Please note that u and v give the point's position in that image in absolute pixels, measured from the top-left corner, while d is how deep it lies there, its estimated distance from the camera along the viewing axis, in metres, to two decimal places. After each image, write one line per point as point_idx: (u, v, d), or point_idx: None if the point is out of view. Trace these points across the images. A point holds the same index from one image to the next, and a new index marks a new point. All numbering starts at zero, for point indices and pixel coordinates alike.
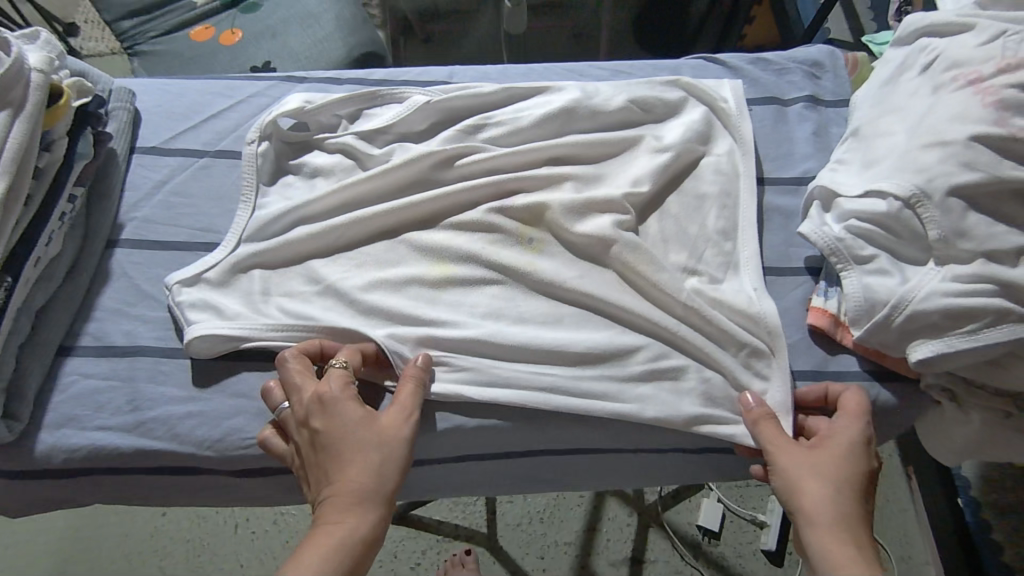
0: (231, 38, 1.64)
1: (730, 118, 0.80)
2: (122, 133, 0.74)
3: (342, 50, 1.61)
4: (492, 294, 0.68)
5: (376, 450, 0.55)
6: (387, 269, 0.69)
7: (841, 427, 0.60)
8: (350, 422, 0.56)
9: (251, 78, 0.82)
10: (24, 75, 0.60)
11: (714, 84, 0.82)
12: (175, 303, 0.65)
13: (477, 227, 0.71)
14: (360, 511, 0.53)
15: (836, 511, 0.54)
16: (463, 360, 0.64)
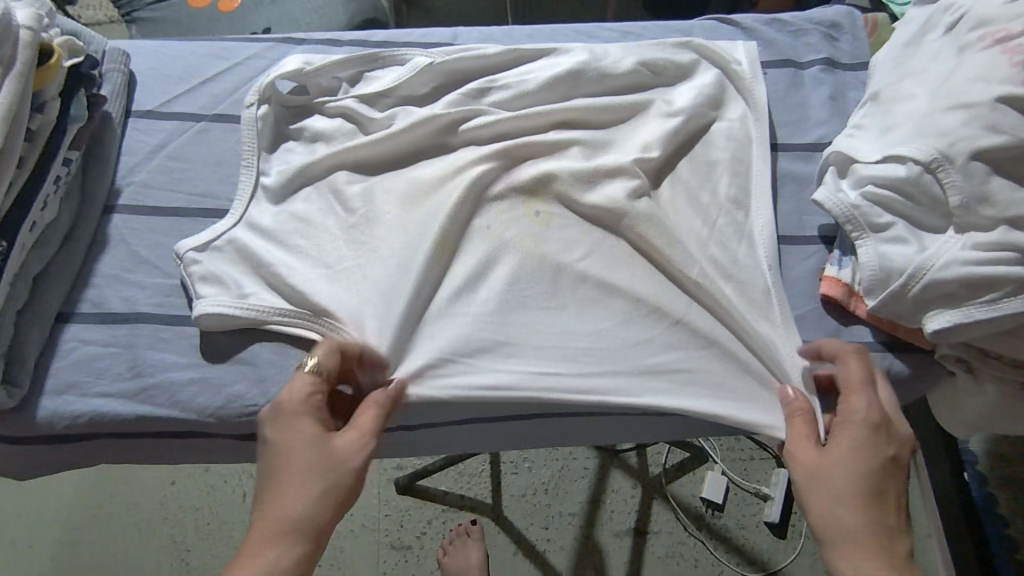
0: (230, 5, 1.60)
1: (745, 82, 0.77)
2: (116, 95, 0.72)
3: (344, 17, 1.57)
4: (497, 267, 0.66)
5: (315, 475, 0.53)
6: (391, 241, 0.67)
7: (854, 402, 0.57)
8: (299, 436, 0.54)
9: (248, 40, 0.80)
10: (13, 33, 0.58)
11: (728, 47, 0.79)
12: (186, 273, 0.64)
13: (475, 197, 0.69)
14: (282, 540, 0.52)
15: (837, 528, 0.53)
16: (464, 333, 0.63)
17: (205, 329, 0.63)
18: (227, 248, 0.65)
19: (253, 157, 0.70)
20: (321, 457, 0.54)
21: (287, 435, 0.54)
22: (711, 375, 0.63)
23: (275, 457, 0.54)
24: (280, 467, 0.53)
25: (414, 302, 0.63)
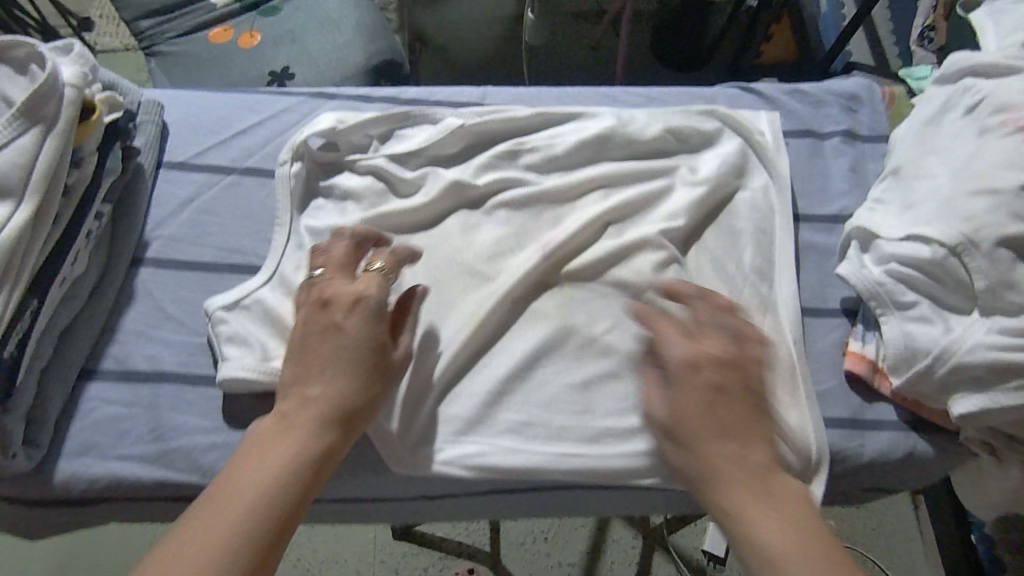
0: (250, 42, 1.62)
1: (768, 153, 0.78)
2: (149, 147, 0.73)
3: (362, 58, 1.59)
4: (523, 338, 0.67)
5: (360, 373, 0.55)
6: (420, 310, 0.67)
7: (672, 335, 0.57)
8: (356, 337, 0.56)
9: (280, 93, 0.81)
10: (57, 91, 0.58)
11: (751, 118, 0.81)
12: (214, 331, 0.63)
13: (503, 267, 0.69)
14: (325, 431, 0.53)
15: (725, 460, 0.52)
16: (492, 403, 0.63)
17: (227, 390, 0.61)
18: (255, 307, 0.65)
19: (286, 214, 0.71)
20: (372, 359, 0.56)
21: (342, 343, 0.55)
22: None
23: (321, 355, 0.55)
24: (312, 377, 0.55)
25: (441, 370, 0.64)
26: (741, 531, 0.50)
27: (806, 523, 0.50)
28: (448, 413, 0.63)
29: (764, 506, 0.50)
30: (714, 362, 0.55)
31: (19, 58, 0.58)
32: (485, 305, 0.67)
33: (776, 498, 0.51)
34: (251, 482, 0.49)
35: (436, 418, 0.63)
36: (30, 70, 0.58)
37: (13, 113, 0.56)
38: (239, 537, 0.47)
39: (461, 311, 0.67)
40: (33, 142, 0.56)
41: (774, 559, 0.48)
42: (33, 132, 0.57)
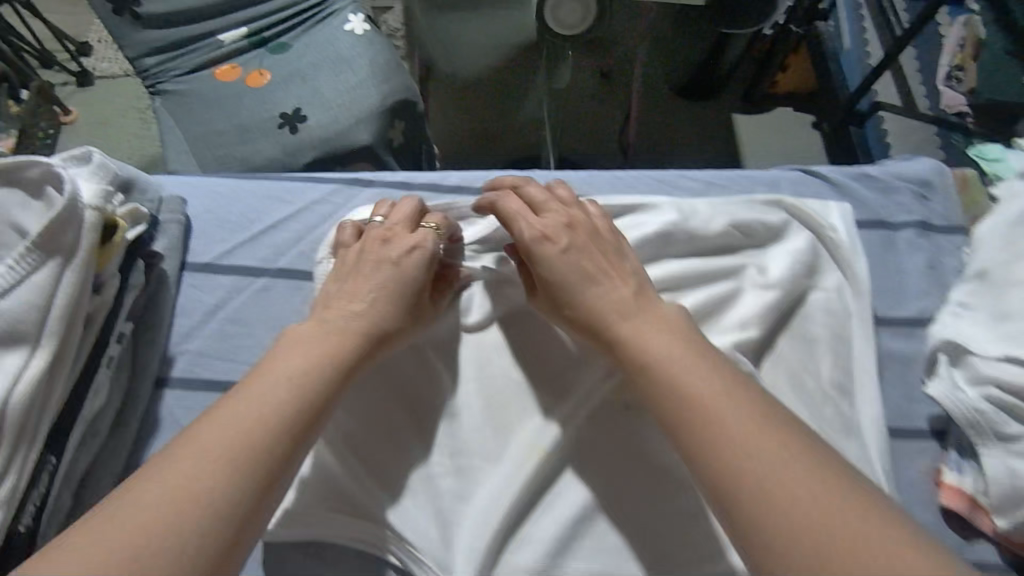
0: (259, 81, 1.54)
1: (844, 251, 0.73)
2: (173, 249, 0.66)
3: (375, 99, 1.46)
4: (588, 473, 0.62)
5: (385, 299, 0.61)
6: (474, 439, 0.63)
7: (552, 216, 0.65)
8: (403, 273, 0.62)
9: (311, 180, 0.74)
10: (77, 216, 0.52)
11: (821, 210, 0.75)
12: None
13: (559, 391, 0.65)
14: (321, 351, 0.56)
15: (619, 310, 0.59)
16: (557, 548, 0.59)
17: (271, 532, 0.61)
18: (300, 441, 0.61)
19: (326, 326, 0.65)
20: (400, 291, 0.62)
21: (382, 279, 0.62)
22: None
23: (351, 285, 0.62)
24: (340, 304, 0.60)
25: (502, 514, 0.59)
26: (697, 420, 0.51)
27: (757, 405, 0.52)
28: (510, 562, 0.58)
29: (710, 392, 0.52)
30: (574, 232, 0.64)
31: (33, 179, 0.52)
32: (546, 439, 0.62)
33: (716, 383, 0.53)
34: (257, 396, 0.51)
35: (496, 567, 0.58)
36: (46, 194, 0.52)
37: (27, 246, 0.49)
38: (258, 438, 0.49)
39: (519, 440, 0.63)
40: (51, 277, 0.50)
41: (711, 424, 0.50)
42: (50, 266, 0.50)
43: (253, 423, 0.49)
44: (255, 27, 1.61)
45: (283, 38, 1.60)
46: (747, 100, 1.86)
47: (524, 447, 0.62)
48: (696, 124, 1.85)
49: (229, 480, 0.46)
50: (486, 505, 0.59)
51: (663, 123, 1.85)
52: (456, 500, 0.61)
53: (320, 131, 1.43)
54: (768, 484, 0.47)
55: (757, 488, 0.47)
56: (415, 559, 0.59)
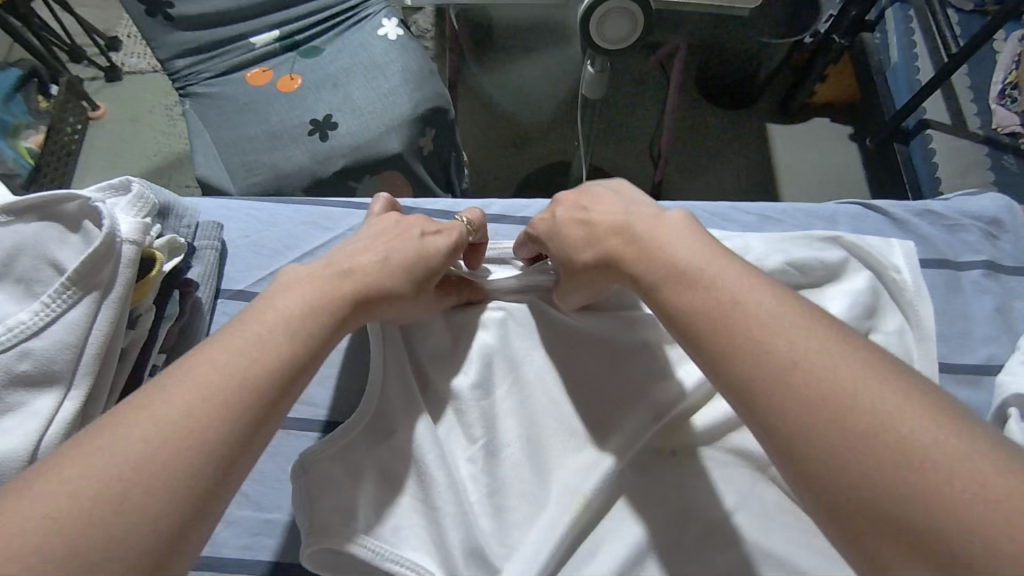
0: (290, 86, 1.52)
1: (908, 295, 0.68)
2: (207, 277, 0.64)
3: (407, 106, 1.43)
4: (633, 522, 0.58)
5: (400, 250, 0.58)
6: (518, 475, 0.60)
7: (598, 202, 0.61)
8: (414, 239, 0.60)
9: (349, 207, 0.72)
10: (115, 251, 0.51)
11: (882, 247, 0.71)
12: (297, 494, 0.56)
13: (603, 431, 0.62)
14: (320, 299, 0.51)
15: (680, 256, 0.50)
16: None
17: (309, 560, 0.56)
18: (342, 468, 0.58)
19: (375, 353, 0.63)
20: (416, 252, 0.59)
21: (396, 240, 0.60)
22: None
23: (366, 246, 0.59)
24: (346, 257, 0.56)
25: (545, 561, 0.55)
26: (784, 378, 0.41)
27: (806, 314, 0.44)
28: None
29: (745, 304, 0.45)
30: (620, 211, 0.58)
31: (72, 213, 0.54)
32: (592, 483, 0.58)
33: (753, 297, 0.45)
34: (252, 328, 0.46)
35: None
36: (88, 229, 0.52)
37: (65, 282, 0.49)
38: (251, 378, 0.44)
39: (562, 484, 0.59)
40: (86, 314, 0.49)
41: (803, 372, 0.40)
42: (86, 302, 0.50)
43: (245, 357, 0.44)
44: (287, 31, 1.60)
45: (315, 42, 1.59)
46: (783, 110, 1.80)
47: (573, 485, 0.59)
48: (730, 133, 1.79)
49: (228, 416, 0.42)
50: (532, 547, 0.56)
51: (694, 131, 1.79)
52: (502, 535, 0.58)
53: (349, 139, 1.41)
54: (826, 391, 0.39)
55: (812, 400, 0.39)
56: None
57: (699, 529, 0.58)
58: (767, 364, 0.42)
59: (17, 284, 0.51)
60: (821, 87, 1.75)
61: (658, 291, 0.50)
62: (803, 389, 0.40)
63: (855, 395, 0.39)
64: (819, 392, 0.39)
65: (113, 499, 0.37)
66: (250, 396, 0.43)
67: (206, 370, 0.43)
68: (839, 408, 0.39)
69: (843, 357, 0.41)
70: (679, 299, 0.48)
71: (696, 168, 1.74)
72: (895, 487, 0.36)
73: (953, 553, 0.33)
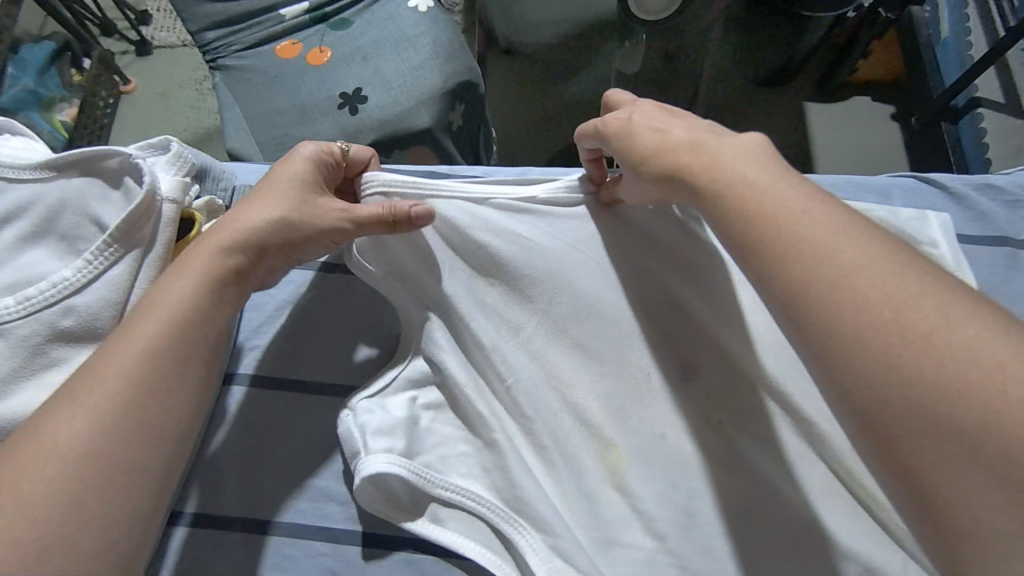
0: (320, 58, 1.51)
1: (948, 270, 0.64)
2: None
3: (438, 79, 1.42)
4: (673, 487, 0.57)
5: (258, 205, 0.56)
6: (565, 420, 0.59)
7: (670, 124, 0.57)
8: (274, 185, 0.58)
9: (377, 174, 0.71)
10: (156, 209, 0.52)
11: (917, 221, 0.67)
12: (357, 426, 0.59)
13: (646, 387, 0.60)
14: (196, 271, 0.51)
15: (752, 174, 0.47)
16: (643, 546, 0.56)
17: (357, 495, 0.57)
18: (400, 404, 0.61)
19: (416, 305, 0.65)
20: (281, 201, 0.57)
21: (262, 191, 0.58)
22: None
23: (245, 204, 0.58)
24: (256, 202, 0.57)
25: (579, 510, 0.57)
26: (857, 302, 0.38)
27: (844, 220, 0.42)
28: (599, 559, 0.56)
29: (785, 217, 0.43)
30: (691, 131, 0.54)
31: (113, 170, 0.54)
32: (629, 433, 0.59)
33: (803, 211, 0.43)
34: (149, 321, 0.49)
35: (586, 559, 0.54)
36: (127, 185, 0.53)
37: (107, 239, 0.50)
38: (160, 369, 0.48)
39: (602, 436, 0.59)
40: (127, 272, 0.50)
41: (879, 291, 0.38)
42: (128, 259, 0.51)
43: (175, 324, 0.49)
44: (316, 3, 1.58)
45: (345, 15, 1.57)
46: (823, 88, 1.74)
47: (609, 434, 0.59)
48: (767, 111, 1.73)
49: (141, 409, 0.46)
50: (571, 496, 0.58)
51: (729, 109, 1.73)
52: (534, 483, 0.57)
53: (379, 112, 1.40)
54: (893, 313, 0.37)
55: (885, 328, 0.37)
56: (509, 526, 0.56)
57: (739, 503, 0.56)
58: (814, 285, 0.39)
59: (60, 242, 0.52)
60: (862, 64, 1.69)
61: (735, 206, 0.46)
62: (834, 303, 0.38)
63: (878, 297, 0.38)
64: (865, 307, 0.37)
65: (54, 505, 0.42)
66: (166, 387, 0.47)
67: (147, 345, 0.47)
68: (858, 316, 0.37)
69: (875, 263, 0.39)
70: (745, 216, 0.45)
71: None
72: (935, 405, 0.34)
73: (1004, 447, 0.32)
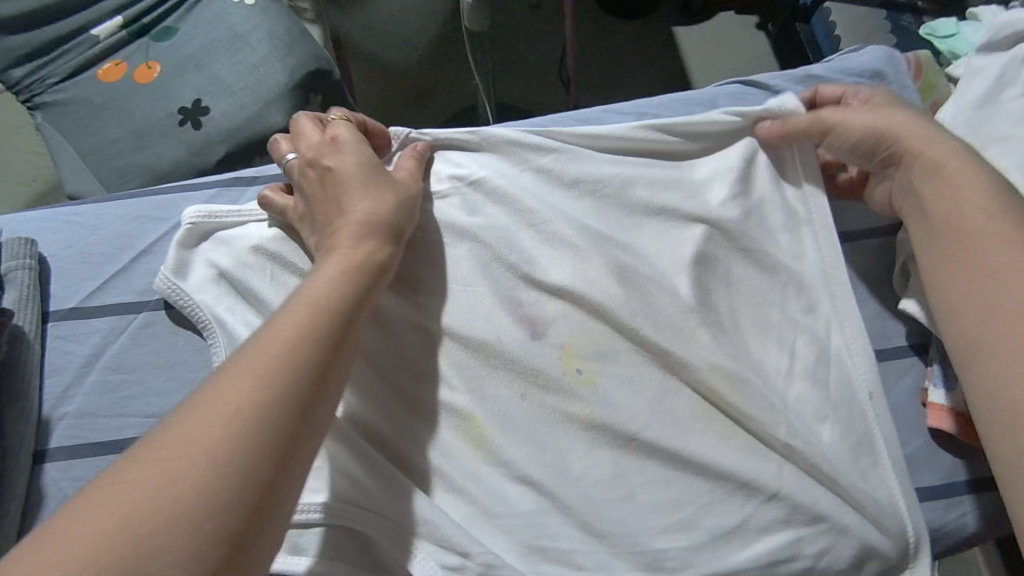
0: (149, 76, 1.30)
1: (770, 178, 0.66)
2: (26, 301, 0.59)
3: (282, 74, 1.28)
4: (540, 444, 0.55)
5: (358, 201, 0.56)
6: (416, 402, 0.57)
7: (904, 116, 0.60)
8: (353, 176, 0.57)
9: (173, 193, 0.66)
10: None
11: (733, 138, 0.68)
12: None
13: (493, 350, 0.58)
14: (348, 276, 0.51)
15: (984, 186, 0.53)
16: (524, 509, 0.54)
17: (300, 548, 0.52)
18: None
19: (216, 327, 0.58)
20: (376, 189, 0.57)
21: (344, 180, 0.57)
22: (820, 555, 0.53)
23: (333, 197, 0.57)
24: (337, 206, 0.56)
25: (450, 496, 0.54)
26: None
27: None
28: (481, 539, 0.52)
29: (960, 187, 0.54)
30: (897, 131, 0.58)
31: None
32: (482, 403, 0.57)
33: (969, 195, 0.53)
34: (281, 317, 0.46)
35: (462, 536, 0.52)
36: None
37: None
38: (296, 352, 0.44)
39: (462, 408, 0.57)
40: None
41: None
42: None
43: (307, 304, 0.47)
44: (131, 15, 1.35)
45: (166, 23, 1.36)
46: (685, 9, 1.72)
47: (466, 406, 0.57)
48: (635, 44, 1.71)
49: (280, 395, 0.41)
50: (442, 484, 0.55)
51: (597, 48, 1.70)
52: (394, 475, 0.54)
53: (225, 121, 1.24)
54: None
55: None
56: (374, 530, 0.52)
57: (612, 447, 0.55)
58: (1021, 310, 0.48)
59: None
60: None
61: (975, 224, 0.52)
62: (982, 258, 0.51)
63: (990, 252, 0.51)
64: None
65: (160, 515, 0.35)
66: (291, 383, 0.42)
67: (271, 325, 0.45)
68: (999, 275, 0.50)
69: (1008, 231, 0.51)
70: (987, 225, 0.52)
71: (607, 85, 1.66)
72: None
73: None
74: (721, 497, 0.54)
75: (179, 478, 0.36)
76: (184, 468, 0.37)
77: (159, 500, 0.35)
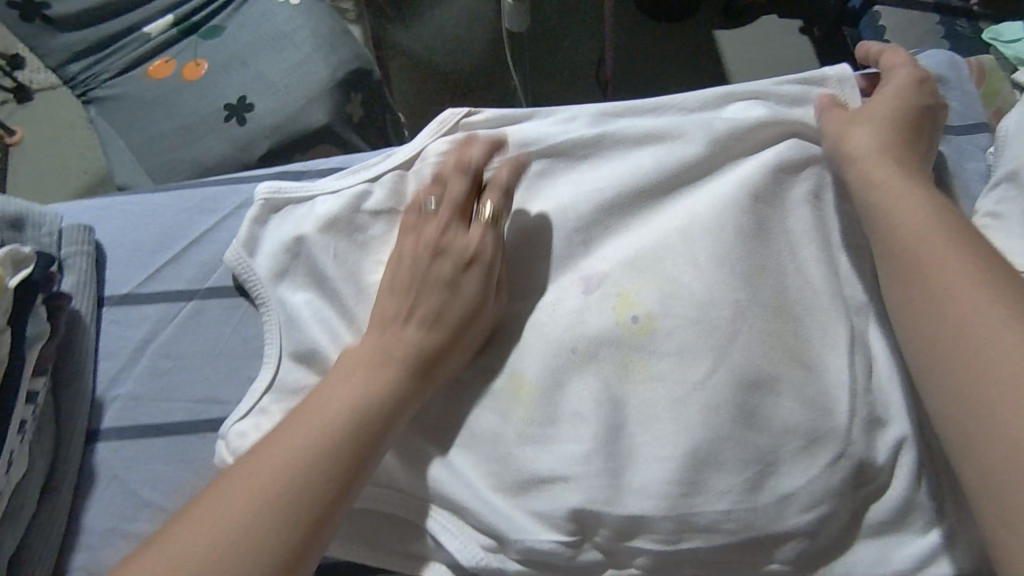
0: (197, 72, 1.33)
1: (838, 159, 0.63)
2: (83, 286, 0.61)
3: (324, 72, 1.29)
4: (587, 417, 0.53)
5: (448, 239, 0.57)
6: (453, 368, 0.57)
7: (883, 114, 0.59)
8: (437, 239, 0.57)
9: (221, 184, 0.68)
10: None
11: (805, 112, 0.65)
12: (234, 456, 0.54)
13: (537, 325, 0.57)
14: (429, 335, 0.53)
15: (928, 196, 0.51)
16: (568, 475, 0.51)
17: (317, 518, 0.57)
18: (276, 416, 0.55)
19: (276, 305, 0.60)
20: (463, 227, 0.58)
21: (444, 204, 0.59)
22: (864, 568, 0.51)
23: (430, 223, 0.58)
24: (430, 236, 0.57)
25: (490, 473, 0.54)
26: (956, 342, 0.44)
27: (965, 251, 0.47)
28: (520, 522, 0.52)
29: (893, 198, 0.51)
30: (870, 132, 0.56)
31: None
32: (531, 366, 0.55)
33: (902, 198, 0.51)
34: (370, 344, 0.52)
35: (496, 519, 0.52)
36: None
37: None
38: (380, 380, 0.50)
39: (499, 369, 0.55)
40: None
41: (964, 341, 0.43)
42: None
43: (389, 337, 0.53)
44: (182, 14, 1.39)
45: (214, 21, 1.39)
46: (728, 15, 1.69)
47: (513, 367, 0.55)
48: (676, 49, 1.69)
49: (358, 415, 0.48)
50: (479, 467, 0.54)
51: (636, 51, 1.68)
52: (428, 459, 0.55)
53: (269, 117, 1.26)
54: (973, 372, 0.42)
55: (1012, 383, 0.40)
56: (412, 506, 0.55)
57: (670, 406, 0.51)
58: (932, 321, 0.46)
59: None
60: None
61: (885, 238, 0.51)
62: (911, 263, 0.48)
63: (940, 260, 0.47)
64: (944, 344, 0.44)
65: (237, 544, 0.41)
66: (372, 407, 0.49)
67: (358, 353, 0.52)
68: (946, 300, 0.45)
69: (944, 241, 0.48)
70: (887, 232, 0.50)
71: (645, 88, 1.64)
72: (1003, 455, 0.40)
73: None
74: (786, 461, 0.49)
75: (265, 494, 0.43)
76: (256, 492, 0.43)
77: (247, 509, 0.42)
